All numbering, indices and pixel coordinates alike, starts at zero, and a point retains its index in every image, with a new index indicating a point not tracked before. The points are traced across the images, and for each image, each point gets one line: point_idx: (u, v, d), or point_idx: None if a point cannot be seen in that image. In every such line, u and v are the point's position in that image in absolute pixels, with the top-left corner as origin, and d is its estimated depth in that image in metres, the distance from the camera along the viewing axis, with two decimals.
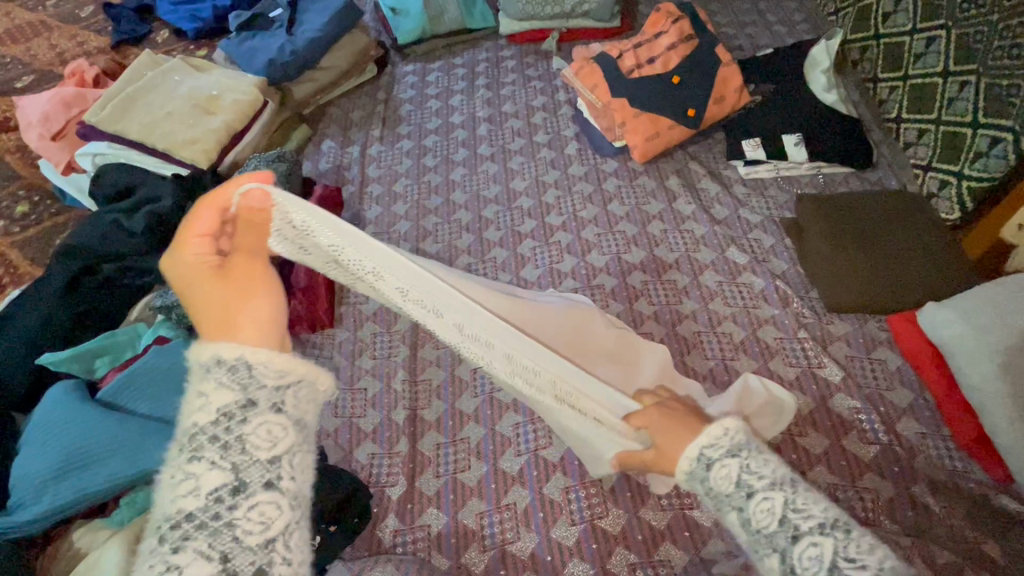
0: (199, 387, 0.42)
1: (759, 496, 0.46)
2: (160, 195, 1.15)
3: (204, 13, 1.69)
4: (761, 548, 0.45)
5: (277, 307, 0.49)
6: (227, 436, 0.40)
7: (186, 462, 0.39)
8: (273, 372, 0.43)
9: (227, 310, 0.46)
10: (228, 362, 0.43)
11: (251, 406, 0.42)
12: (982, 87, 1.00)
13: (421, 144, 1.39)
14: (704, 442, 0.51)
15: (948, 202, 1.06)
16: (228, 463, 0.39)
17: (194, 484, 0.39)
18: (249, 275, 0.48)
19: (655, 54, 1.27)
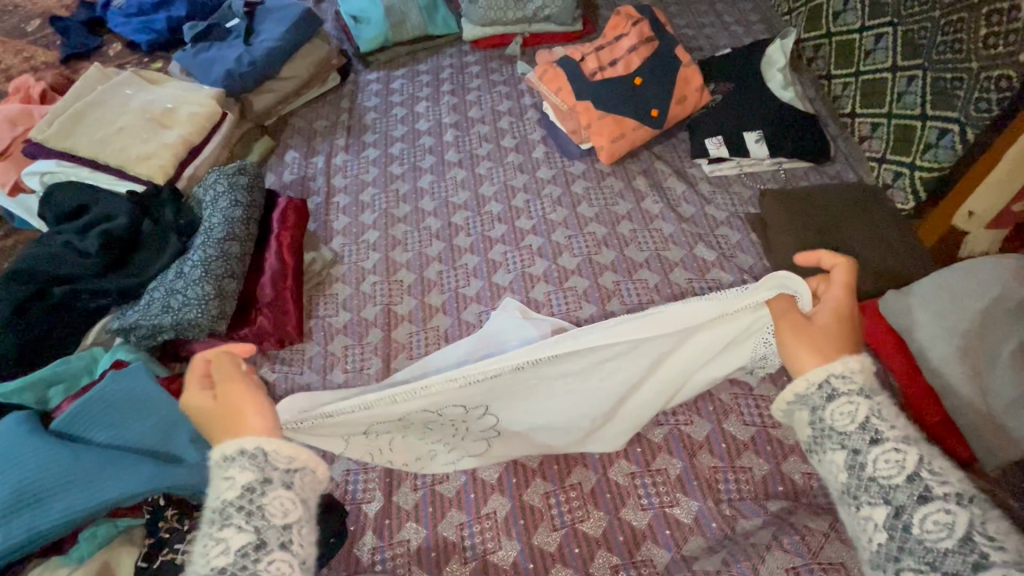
0: (225, 473, 0.56)
1: (887, 447, 0.53)
2: (114, 213, 1.10)
3: (157, 24, 1.64)
4: (871, 493, 0.52)
5: (262, 406, 0.62)
6: (251, 506, 0.54)
7: (220, 529, 0.53)
8: (285, 457, 0.58)
9: (236, 420, 0.60)
10: (248, 451, 0.57)
11: (268, 483, 0.56)
12: (928, 80, 1.04)
13: (387, 152, 1.37)
14: (835, 372, 0.58)
15: (903, 192, 1.09)
16: (252, 527, 0.53)
17: (224, 545, 0.52)
18: (234, 394, 0.62)
19: (617, 56, 1.28)
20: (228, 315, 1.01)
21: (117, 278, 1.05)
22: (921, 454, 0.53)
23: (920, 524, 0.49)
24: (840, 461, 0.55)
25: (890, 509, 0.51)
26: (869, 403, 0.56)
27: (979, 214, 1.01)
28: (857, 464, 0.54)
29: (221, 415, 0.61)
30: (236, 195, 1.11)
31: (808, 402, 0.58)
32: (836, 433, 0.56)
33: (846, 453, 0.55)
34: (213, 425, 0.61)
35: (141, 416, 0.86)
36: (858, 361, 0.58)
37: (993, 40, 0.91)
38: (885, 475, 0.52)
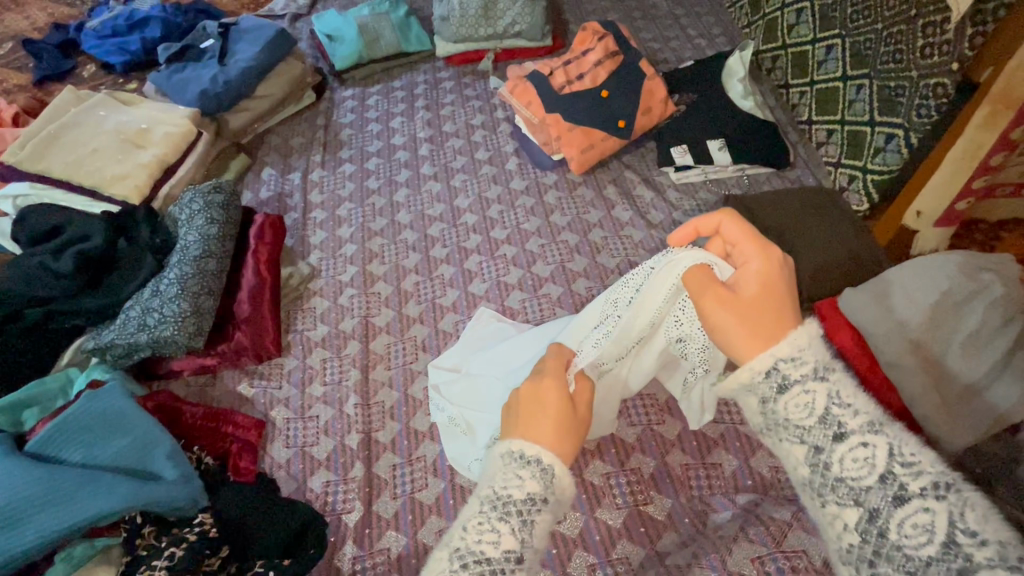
0: (518, 471, 0.62)
1: (853, 443, 0.48)
2: (90, 234, 1.10)
3: (131, 46, 1.65)
4: (839, 494, 0.48)
5: (561, 414, 0.67)
6: (524, 514, 0.60)
7: (501, 518, 0.59)
8: (558, 485, 0.63)
9: (536, 422, 0.67)
10: (542, 462, 0.63)
11: (545, 502, 0.61)
12: (875, 88, 1.09)
13: (363, 167, 1.40)
14: (782, 357, 0.53)
15: (858, 194, 1.14)
16: (519, 535, 0.59)
17: (497, 537, 0.58)
18: (543, 400, 0.69)
19: (585, 70, 1.33)
20: (205, 331, 1.02)
21: (93, 298, 1.05)
22: (891, 442, 0.48)
23: (898, 528, 0.44)
24: (800, 456, 0.51)
25: (862, 513, 0.46)
26: (825, 388, 0.51)
27: (926, 213, 1.06)
28: (821, 462, 0.49)
29: (524, 412, 0.68)
30: (211, 212, 1.12)
31: (756, 391, 0.54)
32: (793, 426, 0.51)
33: (807, 448, 0.50)
34: (524, 416, 0.68)
35: (118, 436, 0.86)
36: (807, 337, 0.54)
37: (931, 50, 0.96)
38: (854, 476, 0.47)
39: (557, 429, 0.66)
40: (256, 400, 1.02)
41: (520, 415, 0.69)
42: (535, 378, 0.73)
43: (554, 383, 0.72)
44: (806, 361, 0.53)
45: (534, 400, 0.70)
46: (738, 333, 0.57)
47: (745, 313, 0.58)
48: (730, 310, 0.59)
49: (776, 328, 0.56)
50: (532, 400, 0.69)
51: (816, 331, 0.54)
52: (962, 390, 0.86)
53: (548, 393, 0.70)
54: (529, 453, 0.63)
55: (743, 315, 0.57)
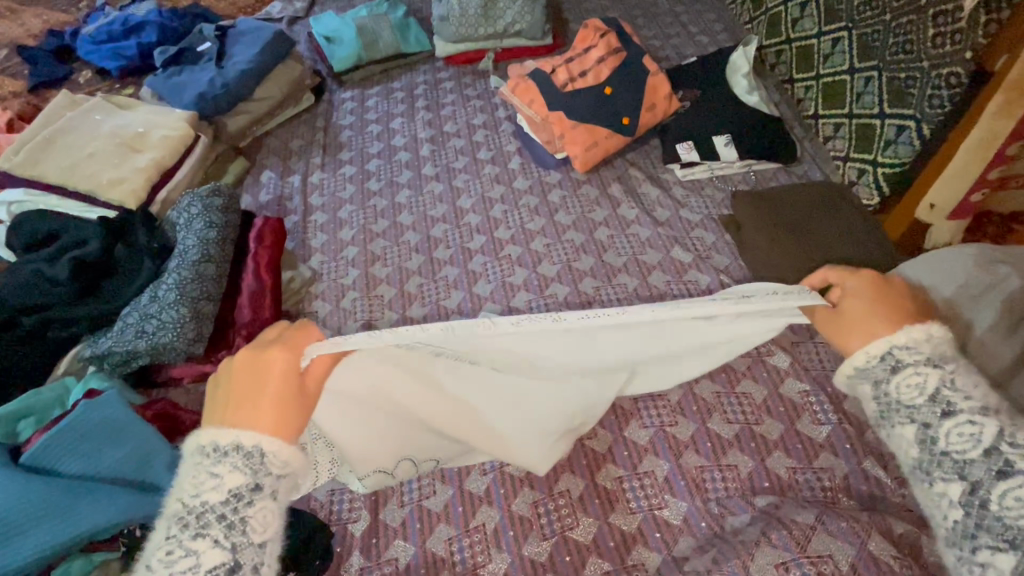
0: (212, 469, 0.52)
1: (961, 420, 0.53)
2: (85, 238, 1.08)
3: (127, 51, 1.64)
4: (944, 469, 0.53)
5: (289, 388, 0.56)
6: (233, 516, 0.51)
7: (192, 539, 0.50)
8: (280, 462, 0.54)
9: (249, 400, 0.55)
10: (246, 448, 0.53)
11: (257, 491, 0.53)
12: (884, 80, 1.08)
13: (364, 169, 1.38)
14: (898, 344, 0.57)
15: (867, 188, 1.12)
16: (229, 544, 0.51)
17: (195, 561, 0.49)
18: (260, 374, 0.56)
19: (587, 67, 1.31)
20: (205, 338, 0.99)
21: (90, 306, 1.03)
22: (1002, 426, 0.52)
23: (1001, 500, 0.49)
24: (909, 435, 0.55)
25: (965, 486, 0.51)
26: (938, 372, 0.55)
27: (939, 205, 1.04)
28: (928, 439, 0.54)
29: (233, 386, 0.56)
30: (211, 216, 1.09)
31: (872, 374, 0.58)
32: (904, 407, 0.56)
33: (915, 426, 0.55)
34: (236, 397, 0.55)
35: (118, 445, 0.83)
36: (920, 330, 0.58)
37: (942, 39, 0.94)
38: (959, 450, 0.52)
39: (287, 406, 0.56)
40: None
41: (228, 393, 0.55)
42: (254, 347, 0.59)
43: (284, 352, 0.57)
44: (918, 352, 0.57)
45: (251, 375, 0.55)
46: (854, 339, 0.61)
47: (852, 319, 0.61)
48: (837, 317, 0.63)
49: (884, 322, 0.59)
50: (248, 368, 0.56)
51: (938, 328, 0.58)
52: (989, 378, 0.83)
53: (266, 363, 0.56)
54: (227, 442, 0.53)
55: (858, 313, 0.61)
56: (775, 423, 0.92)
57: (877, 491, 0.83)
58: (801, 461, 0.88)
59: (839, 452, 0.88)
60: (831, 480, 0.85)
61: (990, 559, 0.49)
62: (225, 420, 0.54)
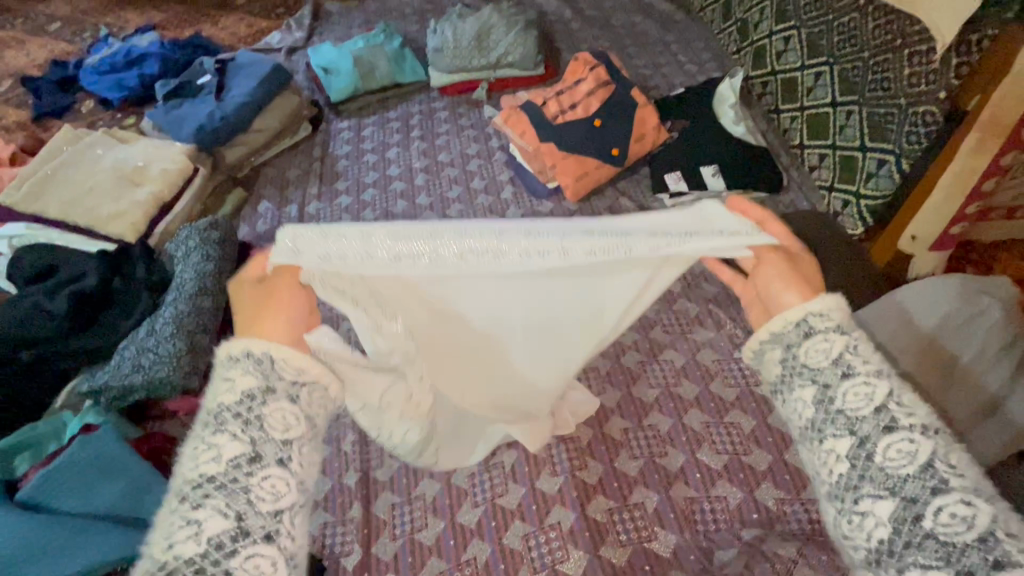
0: (229, 372, 0.49)
1: (857, 380, 0.49)
2: (83, 272, 1.09)
3: (130, 82, 1.68)
4: (836, 425, 0.48)
5: (300, 311, 0.58)
6: (248, 414, 0.47)
7: (210, 433, 0.46)
8: (292, 368, 0.51)
9: (270, 316, 0.55)
10: (255, 354, 0.50)
11: (270, 391, 0.49)
12: (864, 114, 1.11)
13: (360, 198, 1.40)
14: (811, 310, 0.54)
15: (852, 218, 1.15)
16: (246, 437, 0.46)
17: (215, 452, 0.46)
18: (278, 294, 0.57)
19: (577, 99, 1.34)
20: (201, 370, 1.01)
21: (87, 339, 1.04)
22: (892, 387, 0.49)
23: (884, 452, 0.46)
24: (806, 397, 0.51)
25: (854, 440, 0.47)
26: (846, 338, 0.52)
27: (921, 237, 1.07)
28: (825, 398, 0.50)
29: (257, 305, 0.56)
30: (208, 249, 1.11)
31: (783, 338, 0.55)
32: (807, 368, 0.52)
33: (815, 387, 0.51)
34: (258, 315, 0.55)
35: (112, 482, 0.84)
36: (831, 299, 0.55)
37: (917, 80, 0.98)
38: (853, 407, 0.48)
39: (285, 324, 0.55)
40: None
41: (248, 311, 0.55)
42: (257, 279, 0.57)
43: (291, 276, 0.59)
44: (830, 318, 0.53)
45: (264, 299, 0.56)
46: (773, 301, 0.58)
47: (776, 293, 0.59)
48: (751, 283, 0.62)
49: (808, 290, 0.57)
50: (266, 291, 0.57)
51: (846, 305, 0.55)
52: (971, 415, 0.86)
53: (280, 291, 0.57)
54: (251, 348, 0.51)
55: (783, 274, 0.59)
56: (763, 454, 0.93)
57: None
58: (789, 492, 0.89)
59: None
60: (819, 512, 0.86)
61: (870, 508, 0.45)
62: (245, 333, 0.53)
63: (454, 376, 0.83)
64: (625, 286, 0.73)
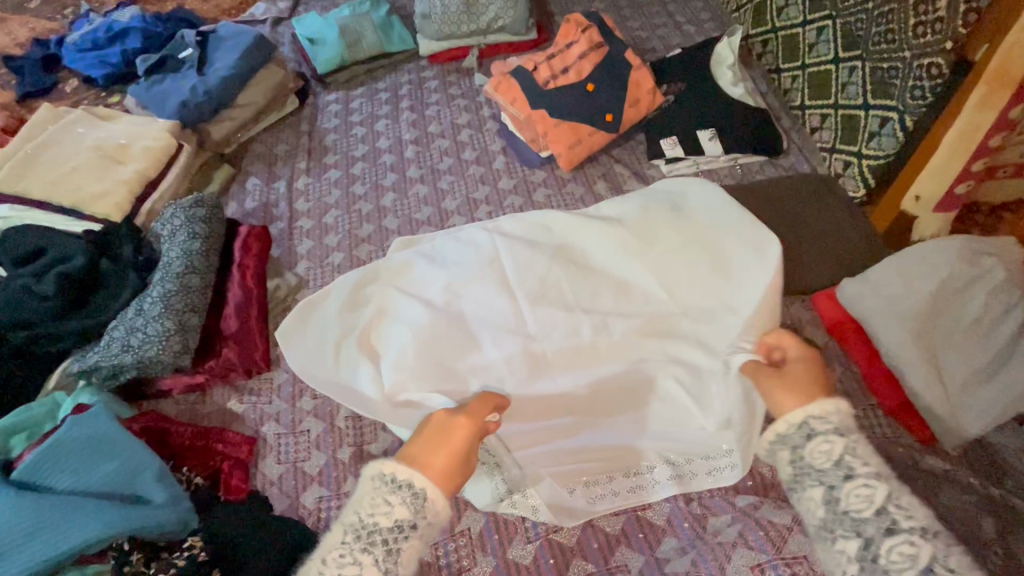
0: (386, 497, 0.62)
1: (859, 483, 0.58)
2: (70, 252, 1.08)
3: (112, 58, 1.63)
4: (845, 527, 0.58)
5: (466, 452, 0.67)
6: (389, 545, 0.61)
7: (361, 552, 0.60)
8: (433, 510, 0.62)
9: (437, 453, 0.65)
10: (406, 483, 0.62)
11: (412, 529, 0.61)
12: (867, 70, 1.05)
13: (349, 173, 1.37)
14: (813, 414, 0.62)
15: (853, 179, 1.11)
16: (382, 566, 0.60)
17: (356, 571, 0.60)
18: (461, 438, 0.67)
19: (569, 63, 1.30)
20: (191, 349, 1.00)
21: (77, 320, 1.03)
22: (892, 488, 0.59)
23: (886, 554, 0.56)
24: (817, 496, 0.60)
25: (860, 541, 0.57)
26: (844, 441, 0.60)
27: (925, 197, 1.03)
28: (832, 499, 0.59)
29: (429, 441, 0.67)
30: (194, 227, 1.10)
31: (787, 442, 0.63)
32: (814, 470, 0.61)
33: (823, 488, 0.60)
34: (425, 452, 0.66)
35: (104, 460, 0.84)
36: (829, 403, 0.63)
37: (922, 29, 0.92)
38: (857, 510, 0.58)
39: (448, 457, 0.65)
40: (246, 417, 1.01)
41: (425, 440, 0.67)
42: (449, 412, 0.71)
43: (468, 422, 0.69)
44: (830, 422, 0.62)
45: (442, 435, 0.67)
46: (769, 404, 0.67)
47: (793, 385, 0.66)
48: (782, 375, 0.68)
49: (818, 393, 0.65)
50: (468, 437, 0.68)
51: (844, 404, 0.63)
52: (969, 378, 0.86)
53: (456, 427, 0.68)
54: (400, 477, 0.62)
55: (800, 375, 0.67)
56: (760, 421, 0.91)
57: None
58: None
59: None
60: None
61: None
62: (408, 460, 0.65)
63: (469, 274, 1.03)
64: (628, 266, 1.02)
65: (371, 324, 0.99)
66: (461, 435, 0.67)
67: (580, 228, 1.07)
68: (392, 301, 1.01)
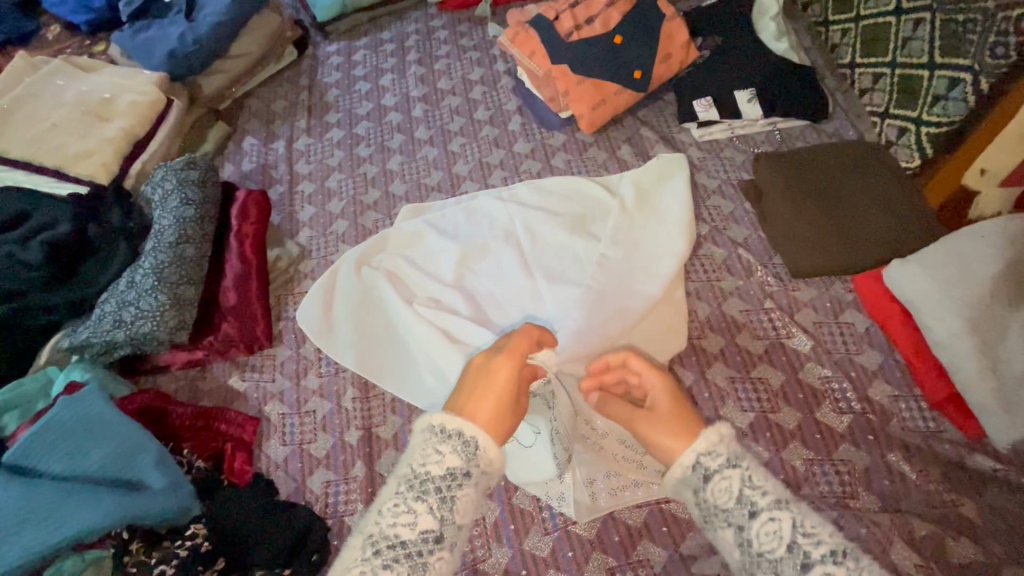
0: (437, 446, 0.60)
1: (763, 518, 0.57)
2: (56, 219, 1.01)
3: (95, 2, 1.50)
4: (763, 569, 0.56)
5: (509, 398, 0.66)
6: (445, 494, 0.58)
7: (415, 500, 0.58)
8: (487, 456, 0.61)
9: (481, 401, 0.65)
10: (455, 432, 0.61)
11: (467, 476, 0.59)
12: (937, 24, 0.95)
13: (353, 132, 1.27)
14: (701, 451, 0.61)
15: (907, 149, 1.02)
16: (437, 515, 0.58)
17: (412, 520, 0.58)
18: (500, 384, 0.66)
19: (594, 13, 1.17)
20: (188, 324, 0.94)
21: (65, 291, 0.97)
22: (795, 517, 0.56)
23: None
24: (729, 538, 0.58)
25: None
26: (738, 473, 0.59)
27: (992, 170, 0.97)
28: (743, 541, 0.57)
29: (473, 389, 0.67)
30: (186, 192, 1.02)
31: (689, 484, 0.61)
32: (720, 511, 0.59)
33: (732, 530, 0.58)
34: (470, 397, 0.66)
35: (100, 444, 0.80)
36: (715, 431, 0.61)
37: None
38: (768, 549, 0.56)
39: (490, 404, 0.65)
40: (248, 395, 0.96)
41: (467, 386, 0.67)
42: (488, 358, 0.70)
43: (507, 368, 0.68)
44: (719, 455, 0.61)
45: (482, 379, 0.67)
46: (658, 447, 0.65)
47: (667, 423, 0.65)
48: (655, 415, 0.67)
49: (691, 432, 0.63)
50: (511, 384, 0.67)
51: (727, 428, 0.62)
52: None
53: (498, 371, 0.68)
54: (449, 428, 0.61)
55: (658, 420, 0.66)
56: (793, 411, 0.86)
57: (900, 487, 0.78)
58: (819, 453, 0.82)
59: (861, 445, 0.83)
60: (851, 473, 0.80)
61: None
62: (454, 409, 0.64)
63: (476, 242, 1.02)
64: (637, 235, 0.99)
65: (379, 295, 0.99)
66: (501, 380, 0.67)
67: (588, 199, 1.05)
68: (400, 272, 1.01)
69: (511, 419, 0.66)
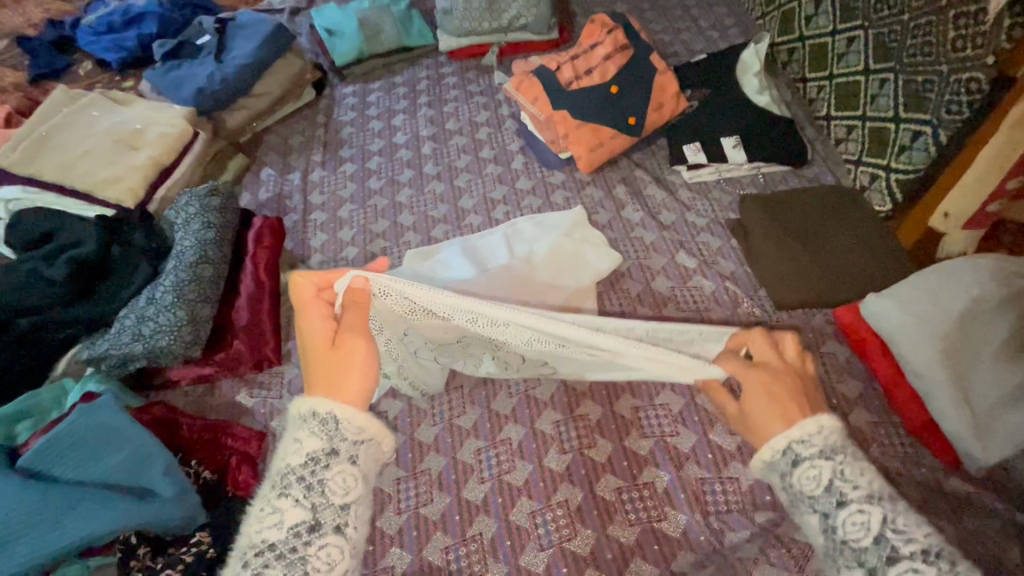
0: (298, 437, 0.64)
1: (853, 509, 0.57)
2: (81, 238, 1.06)
3: (127, 42, 1.61)
4: (846, 557, 0.56)
5: (342, 353, 0.67)
6: (311, 479, 0.62)
7: (279, 498, 0.61)
8: (353, 430, 0.64)
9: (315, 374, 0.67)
10: (310, 417, 0.64)
11: (333, 455, 0.63)
12: (900, 83, 1.05)
13: (365, 166, 1.36)
14: (795, 438, 0.61)
15: (880, 194, 1.11)
16: (309, 503, 0.61)
17: (280, 517, 0.60)
18: (318, 346, 0.69)
19: (593, 65, 1.28)
20: (201, 341, 0.99)
21: (84, 307, 1.02)
22: (885, 512, 0.57)
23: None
24: (814, 523, 0.59)
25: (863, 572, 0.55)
26: (831, 465, 0.59)
27: (954, 214, 1.03)
28: (829, 527, 0.58)
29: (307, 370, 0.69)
30: (209, 216, 1.08)
31: (776, 469, 0.62)
32: (806, 496, 0.60)
33: (818, 515, 0.59)
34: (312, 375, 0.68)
35: (112, 454, 0.82)
36: (813, 422, 0.61)
37: (963, 43, 0.93)
38: (854, 538, 0.56)
39: (320, 369, 0.67)
40: (255, 410, 0.99)
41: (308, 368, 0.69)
42: (303, 319, 0.72)
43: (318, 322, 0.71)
44: (814, 446, 0.61)
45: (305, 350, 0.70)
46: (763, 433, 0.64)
47: (778, 398, 0.64)
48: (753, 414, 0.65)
49: (791, 415, 0.62)
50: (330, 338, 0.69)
51: (828, 421, 0.62)
52: (1000, 402, 0.83)
53: (308, 332, 0.70)
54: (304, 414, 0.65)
55: (750, 408, 0.65)
56: None
57: None
58: None
59: None
60: None
61: None
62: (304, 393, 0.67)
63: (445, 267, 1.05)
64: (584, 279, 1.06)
65: None
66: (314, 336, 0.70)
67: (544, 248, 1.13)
68: None
69: (347, 360, 0.67)
